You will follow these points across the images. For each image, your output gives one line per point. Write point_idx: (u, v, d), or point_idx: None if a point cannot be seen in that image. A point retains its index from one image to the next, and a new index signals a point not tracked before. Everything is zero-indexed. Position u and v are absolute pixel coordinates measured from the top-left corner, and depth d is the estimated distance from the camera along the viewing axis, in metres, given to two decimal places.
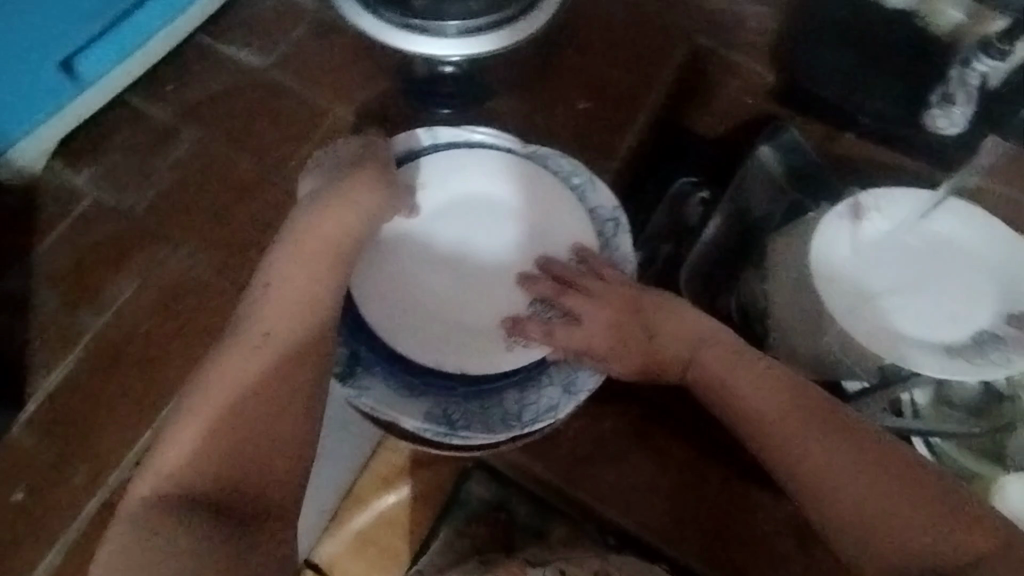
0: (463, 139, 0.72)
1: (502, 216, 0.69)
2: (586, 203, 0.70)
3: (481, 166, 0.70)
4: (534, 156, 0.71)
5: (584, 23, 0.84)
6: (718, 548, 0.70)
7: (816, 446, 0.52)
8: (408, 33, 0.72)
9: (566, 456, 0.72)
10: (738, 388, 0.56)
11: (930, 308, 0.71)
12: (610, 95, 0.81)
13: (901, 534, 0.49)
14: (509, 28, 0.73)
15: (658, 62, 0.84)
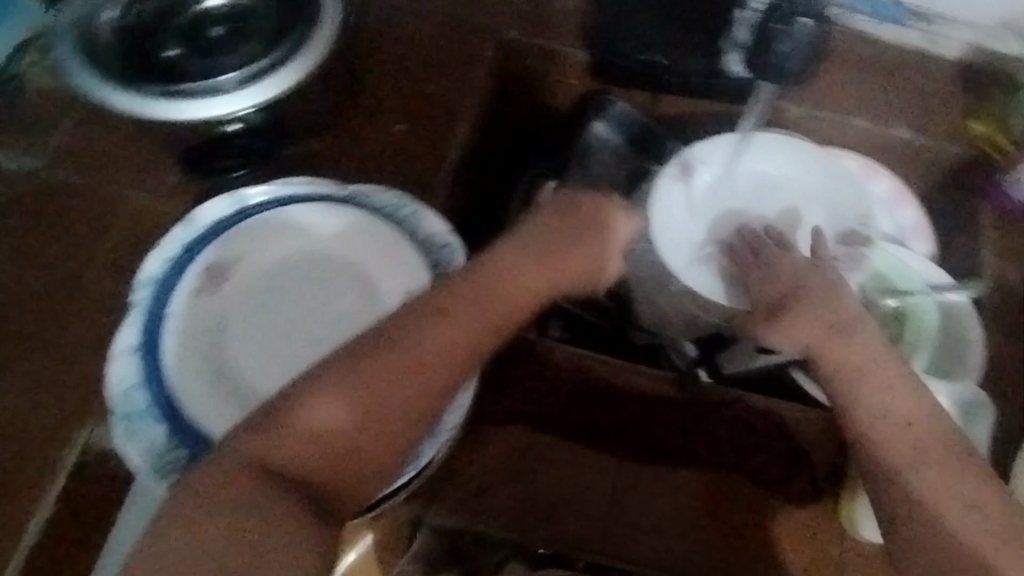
0: (273, 195, 0.67)
1: (327, 273, 0.66)
2: (418, 232, 0.67)
3: (293, 225, 0.67)
4: (354, 197, 0.68)
5: (379, 41, 0.80)
6: (706, 534, 0.67)
7: (924, 425, 0.53)
8: (176, 99, 0.66)
9: (481, 486, 0.68)
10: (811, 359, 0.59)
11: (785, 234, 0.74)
12: (423, 110, 0.78)
13: (933, 497, 0.50)
14: (284, 69, 0.68)
15: (466, 65, 0.80)
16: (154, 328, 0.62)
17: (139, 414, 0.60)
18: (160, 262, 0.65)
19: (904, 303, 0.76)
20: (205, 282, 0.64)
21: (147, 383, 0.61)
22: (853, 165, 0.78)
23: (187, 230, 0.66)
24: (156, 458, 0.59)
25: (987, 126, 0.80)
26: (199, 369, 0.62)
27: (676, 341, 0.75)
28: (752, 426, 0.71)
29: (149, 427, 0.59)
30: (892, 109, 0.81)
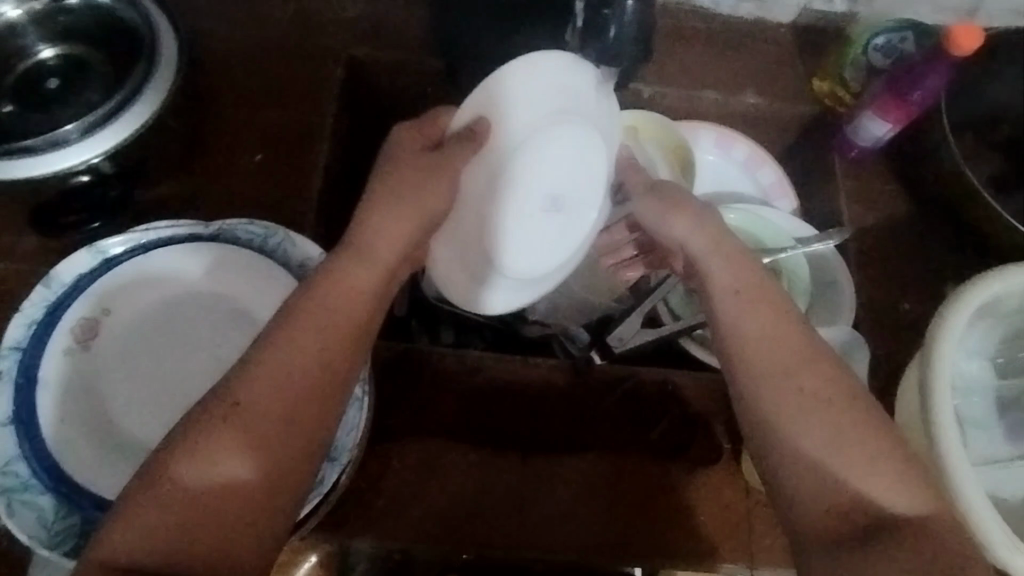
0: (136, 243, 0.65)
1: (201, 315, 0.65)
2: (291, 259, 0.66)
3: (156, 273, 0.64)
4: (222, 234, 0.66)
5: (227, 73, 0.80)
6: (626, 518, 0.67)
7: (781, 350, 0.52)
8: (15, 158, 0.64)
9: (394, 501, 0.66)
10: (752, 327, 0.53)
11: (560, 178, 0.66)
12: (280, 134, 0.78)
13: (809, 444, 0.49)
14: (128, 112, 0.67)
15: (318, 83, 0.80)
16: (25, 398, 0.58)
17: (20, 487, 0.56)
18: (22, 327, 0.60)
19: (778, 260, 0.81)
20: (73, 344, 0.61)
21: (26, 454, 0.57)
22: (708, 138, 0.87)
23: (49, 291, 0.62)
24: (44, 529, 0.55)
25: (827, 81, 0.85)
26: (77, 426, 0.59)
27: (568, 330, 0.80)
28: (644, 400, 0.74)
29: (35, 499, 0.56)
30: (738, 76, 0.86)
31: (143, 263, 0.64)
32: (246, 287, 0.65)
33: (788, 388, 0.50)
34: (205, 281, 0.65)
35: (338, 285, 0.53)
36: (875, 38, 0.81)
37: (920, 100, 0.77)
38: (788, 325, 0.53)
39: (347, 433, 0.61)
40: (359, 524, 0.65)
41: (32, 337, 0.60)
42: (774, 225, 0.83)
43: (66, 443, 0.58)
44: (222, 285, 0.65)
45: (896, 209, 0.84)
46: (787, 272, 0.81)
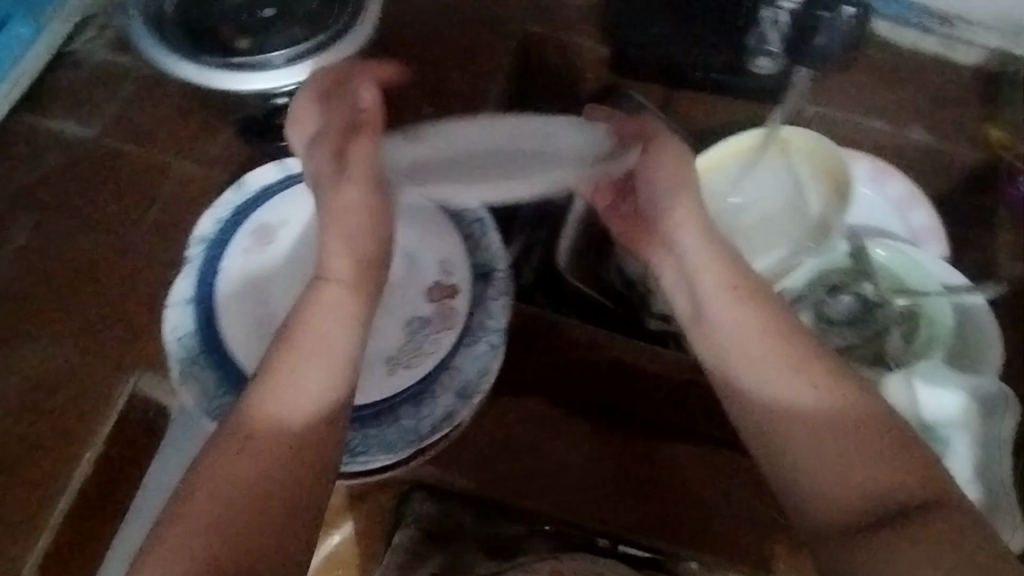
0: None
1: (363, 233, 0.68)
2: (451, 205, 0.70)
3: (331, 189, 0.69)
4: None
5: (414, 32, 0.85)
6: (722, 517, 0.68)
7: (754, 342, 0.56)
8: (231, 71, 0.70)
9: (508, 450, 0.70)
10: (740, 323, 0.57)
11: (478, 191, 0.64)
12: (451, 95, 0.83)
13: (821, 432, 0.51)
14: (334, 47, 0.72)
15: (494, 53, 0.85)
16: (206, 283, 0.65)
17: (191, 358, 0.62)
18: (212, 222, 0.67)
19: (917, 303, 0.79)
20: (251, 243, 0.67)
21: (201, 331, 0.63)
22: (864, 169, 0.85)
23: (237, 194, 0.69)
24: (206, 399, 0.61)
25: (1001, 131, 0.83)
26: (243, 313, 0.64)
27: None
28: None
29: (202, 371, 0.62)
30: (906, 112, 0.86)
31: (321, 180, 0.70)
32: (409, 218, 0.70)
33: (783, 382, 0.54)
34: None
35: (328, 266, 0.58)
36: None
37: None
38: (777, 332, 0.56)
39: (479, 374, 0.64)
40: (473, 464, 0.69)
41: (221, 230, 0.67)
42: (921, 267, 0.81)
43: (230, 328, 0.63)
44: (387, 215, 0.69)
45: None
46: (926, 317, 0.79)
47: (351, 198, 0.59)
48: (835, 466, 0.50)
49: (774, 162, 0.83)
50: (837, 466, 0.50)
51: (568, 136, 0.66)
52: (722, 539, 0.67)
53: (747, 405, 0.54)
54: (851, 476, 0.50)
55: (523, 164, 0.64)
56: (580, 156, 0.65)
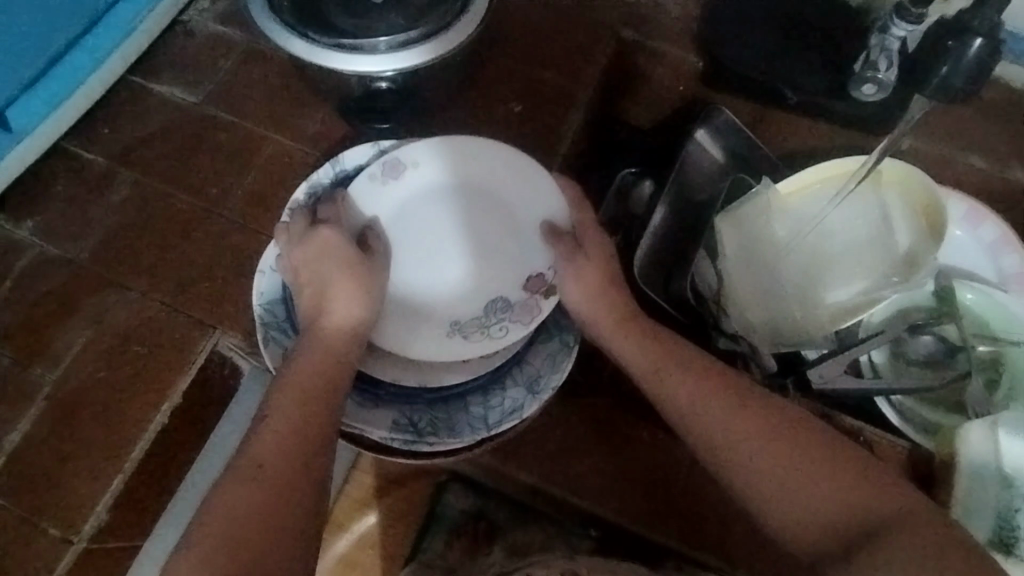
0: None
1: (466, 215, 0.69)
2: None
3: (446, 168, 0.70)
4: None
5: (513, 29, 0.87)
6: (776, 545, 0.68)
7: (709, 410, 0.55)
8: (341, 53, 0.71)
9: (566, 450, 0.71)
10: (685, 394, 0.56)
11: (424, 348, 0.65)
12: (543, 94, 0.84)
13: (806, 484, 0.50)
14: (441, 36, 0.72)
15: (591, 57, 0.86)
16: None
17: (276, 324, 0.65)
18: (307, 194, 0.69)
19: (1001, 349, 0.77)
20: None
21: (287, 298, 0.66)
22: (958, 208, 0.82)
23: (334, 170, 0.70)
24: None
25: None
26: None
27: (760, 353, 0.77)
28: None
29: (283, 337, 0.65)
30: (1007, 152, 0.83)
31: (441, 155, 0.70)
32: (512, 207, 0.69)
33: (753, 449, 0.52)
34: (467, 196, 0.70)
35: (328, 312, 0.60)
36: None
37: None
38: (731, 390, 0.55)
39: (552, 372, 0.65)
40: (532, 459, 0.71)
41: (315, 202, 0.68)
42: (1010, 312, 0.78)
43: None
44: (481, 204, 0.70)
45: None
46: (1009, 365, 0.77)
47: (327, 238, 0.63)
48: (832, 511, 0.49)
49: (866, 194, 0.80)
50: (835, 508, 0.49)
51: (535, 249, 0.68)
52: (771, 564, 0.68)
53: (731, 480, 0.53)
54: (855, 523, 0.48)
55: (491, 267, 0.68)
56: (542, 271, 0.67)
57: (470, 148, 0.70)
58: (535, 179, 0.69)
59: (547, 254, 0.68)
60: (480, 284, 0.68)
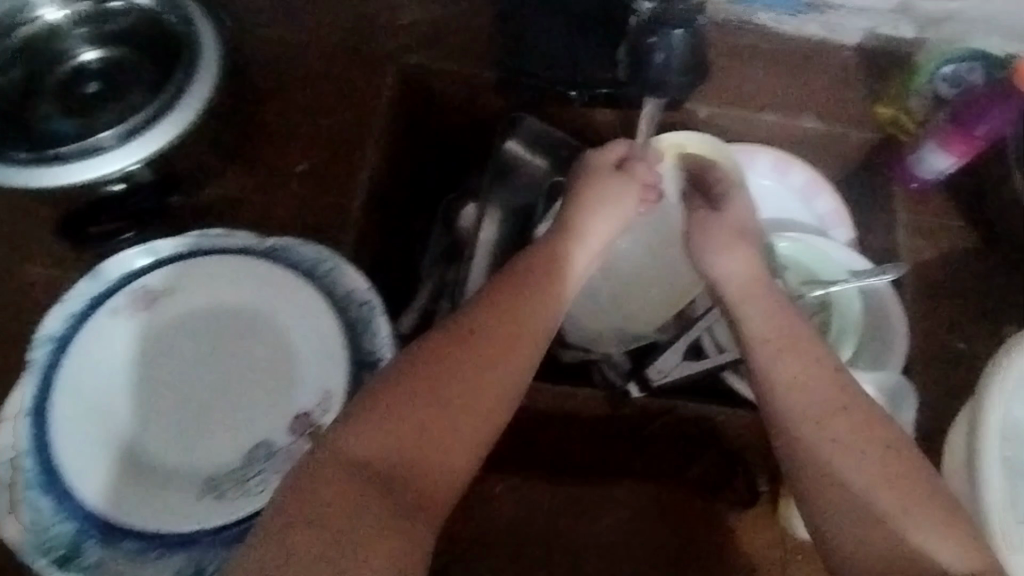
0: (193, 245, 0.65)
1: (229, 337, 0.63)
2: (335, 289, 0.65)
3: (214, 286, 0.64)
4: (275, 250, 0.66)
5: (272, 80, 0.78)
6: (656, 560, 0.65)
7: (806, 382, 0.52)
8: (46, 166, 0.63)
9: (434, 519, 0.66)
10: (779, 368, 0.53)
11: (172, 502, 0.58)
12: (321, 147, 0.76)
13: (868, 459, 0.48)
14: (162, 124, 0.65)
15: (363, 91, 0.77)
16: (52, 391, 0.59)
17: (28, 482, 0.57)
18: (61, 320, 0.62)
19: (828, 293, 0.78)
20: (106, 340, 0.62)
21: (37, 450, 0.58)
22: (765, 161, 0.82)
23: (94, 284, 0.63)
24: (36, 532, 0.56)
25: (892, 107, 0.80)
26: (86, 436, 0.59)
27: (610, 357, 0.78)
28: (689, 434, 0.70)
29: (35, 498, 0.57)
30: (799, 101, 0.82)
31: (209, 271, 0.64)
32: (280, 321, 0.64)
33: (840, 431, 0.49)
34: (244, 298, 0.64)
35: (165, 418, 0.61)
36: (942, 67, 0.78)
37: (985, 135, 0.75)
38: (814, 355, 0.53)
39: None
40: None
41: (73, 328, 0.61)
42: (827, 256, 0.79)
43: (79, 438, 0.59)
44: (263, 305, 0.64)
45: (957, 244, 0.79)
46: (836, 308, 0.78)
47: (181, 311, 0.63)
48: (891, 487, 0.47)
49: (688, 170, 0.79)
50: (899, 479, 0.47)
51: (304, 372, 0.62)
52: None
53: (814, 445, 0.49)
54: (925, 492, 0.47)
55: (248, 402, 0.62)
56: (306, 405, 0.61)
57: (234, 268, 0.65)
58: (304, 301, 0.64)
59: (313, 389, 0.62)
60: (240, 419, 0.61)
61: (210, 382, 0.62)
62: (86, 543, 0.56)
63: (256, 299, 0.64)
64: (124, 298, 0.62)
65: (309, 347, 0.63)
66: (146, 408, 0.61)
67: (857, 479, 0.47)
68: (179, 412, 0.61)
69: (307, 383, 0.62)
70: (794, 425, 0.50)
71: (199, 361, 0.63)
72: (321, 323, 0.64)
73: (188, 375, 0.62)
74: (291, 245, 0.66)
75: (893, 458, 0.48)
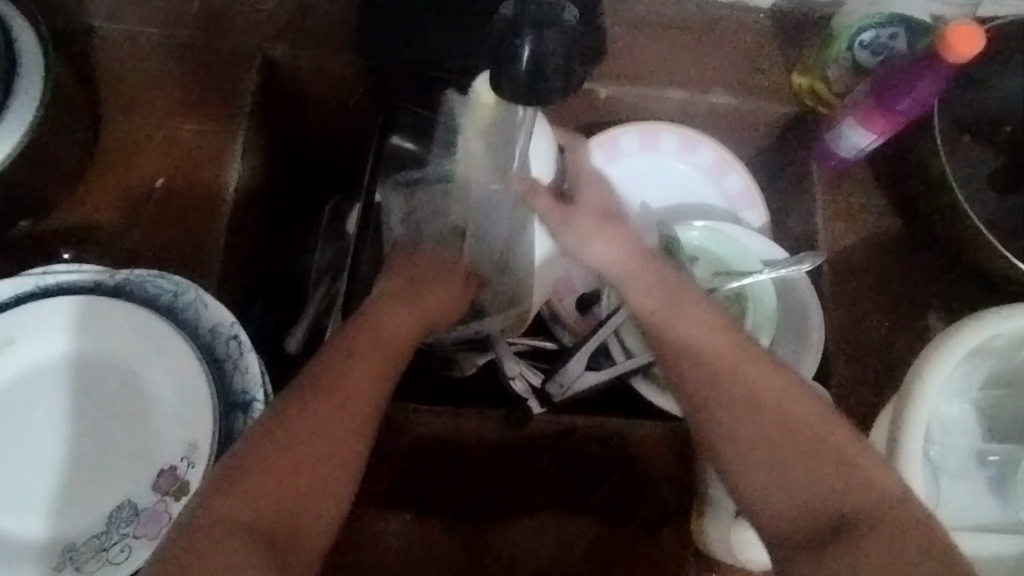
0: (35, 286, 0.59)
1: (79, 388, 0.57)
2: (198, 325, 0.59)
3: (59, 331, 0.57)
4: (128, 285, 0.60)
5: (125, 82, 0.70)
6: None
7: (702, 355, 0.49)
8: None
9: None
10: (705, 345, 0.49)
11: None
12: (184, 156, 0.69)
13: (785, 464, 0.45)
14: None
15: (228, 89, 0.71)
16: None
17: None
18: None
19: (742, 285, 0.73)
20: None
21: None
22: (670, 142, 0.77)
23: None
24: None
25: (807, 77, 0.75)
26: None
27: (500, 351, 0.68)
28: (588, 456, 0.66)
29: None
30: (707, 74, 0.76)
31: (53, 314, 0.57)
32: (134, 364, 0.57)
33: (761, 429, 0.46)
34: (93, 341, 0.57)
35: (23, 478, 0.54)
36: (861, 33, 0.70)
37: (907, 110, 0.68)
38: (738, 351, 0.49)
39: None
40: None
41: None
42: (740, 245, 0.75)
43: None
44: (116, 347, 0.57)
45: (875, 224, 0.74)
46: (751, 299, 0.74)
47: (19, 361, 0.56)
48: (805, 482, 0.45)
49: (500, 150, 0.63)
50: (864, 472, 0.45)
51: (165, 421, 0.56)
52: None
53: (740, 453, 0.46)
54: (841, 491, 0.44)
55: (104, 459, 0.56)
56: (170, 457, 0.56)
57: (78, 311, 0.57)
58: (162, 342, 0.58)
59: (178, 439, 0.56)
60: (97, 479, 0.55)
61: (60, 439, 0.55)
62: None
63: (108, 343, 0.57)
64: None
65: (171, 391, 0.57)
66: None
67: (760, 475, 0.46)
68: (26, 477, 0.54)
69: (171, 434, 0.56)
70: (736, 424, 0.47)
71: (46, 416, 0.56)
72: (179, 367, 0.57)
73: (34, 432, 0.55)
74: (147, 276, 0.60)
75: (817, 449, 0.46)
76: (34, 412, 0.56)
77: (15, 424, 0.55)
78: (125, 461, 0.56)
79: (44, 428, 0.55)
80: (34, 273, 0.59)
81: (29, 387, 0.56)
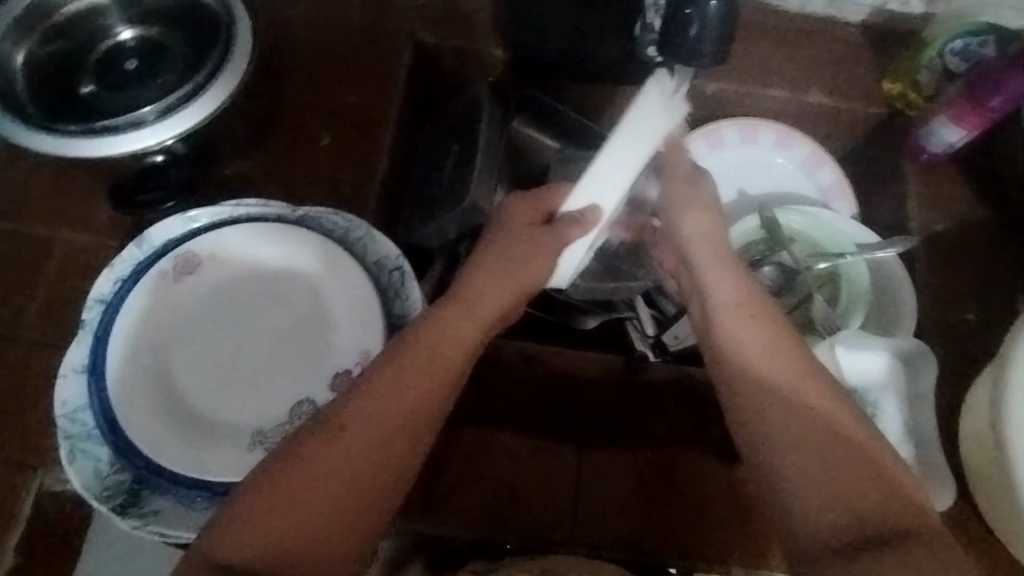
0: (229, 215, 0.66)
1: (268, 300, 0.64)
2: (368, 256, 0.66)
3: (253, 250, 0.65)
4: (307, 219, 0.67)
5: (298, 58, 0.81)
6: (676, 516, 0.66)
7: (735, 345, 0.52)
8: (94, 138, 0.63)
9: (457, 481, 0.67)
10: (750, 344, 0.51)
11: (216, 457, 0.59)
12: (348, 122, 0.79)
13: (815, 472, 0.46)
14: (200, 97, 0.65)
15: (386, 67, 0.81)
16: (96, 350, 0.60)
17: (84, 436, 0.59)
18: (110, 282, 0.64)
19: (836, 264, 0.79)
20: (147, 299, 0.62)
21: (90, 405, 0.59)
22: (769, 136, 0.85)
23: (140, 250, 0.65)
24: (98, 481, 0.58)
25: (899, 83, 0.83)
26: (133, 386, 0.59)
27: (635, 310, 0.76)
28: (695, 397, 0.74)
29: (93, 449, 0.59)
30: (804, 76, 0.85)
31: (247, 236, 0.65)
32: (316, 283, 0.65)
33: (800, 430, 0.47)
34: (279, 260, 0.65)
35: (222, 370, 0.62)
36: (953, 41, 0.78)
37: (999, 107, 0.74)
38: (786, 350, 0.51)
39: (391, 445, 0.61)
40: (430, 507, 0.66)
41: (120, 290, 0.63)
42: (834, 228, 0.80)
43: (122, 395, 0.59)
44: (300, 268, 0.65)
45: (961, 215, 0.81)
46: (845, 277, 0.79)
47: (220, 272, 0.64)
48: (832, 490, 0.46)
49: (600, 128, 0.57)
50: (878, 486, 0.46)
51: (340, 332, 0.63)
52: (685, 553, 0.65)
53: (775, 457, 0.48)
54: (867, 513, 0.45)
55: (286, 362, 0.62)
56: (346, 360, 0.62)
57: (267, 231, 0.65)
58: (338, 266, 0.64)
59: (353, 347, 0.62)
60: (280, 380, 0.62)
61: (251, 344, 0.63)
62: (143, 490, 0.58)
63: (292, 263, 0.65)
64: (169, 257, 0.63)
65: (347, 307, 0.63)
66: (188, 365, 0.62)
67: (793, 488, 0.47)
68: (223, 372, 0.62)
69: (348, 342, 0.62)
70: (765, 424, 0.48)
71: (239, 324, 0.63)
72: (354, 288, 0.64)
73: (232, 335, 0.63)
74: (323, 213, 0.67)
75: (851, 461, 0.46)
76: (228, 320, 0.63)
77: (214, 326, 0.63)
78: (304, 364, 0.62)
79: (239, 333, 0.63)
80: (230, 202, 0.67)
81: (227, 296, 0.64)
